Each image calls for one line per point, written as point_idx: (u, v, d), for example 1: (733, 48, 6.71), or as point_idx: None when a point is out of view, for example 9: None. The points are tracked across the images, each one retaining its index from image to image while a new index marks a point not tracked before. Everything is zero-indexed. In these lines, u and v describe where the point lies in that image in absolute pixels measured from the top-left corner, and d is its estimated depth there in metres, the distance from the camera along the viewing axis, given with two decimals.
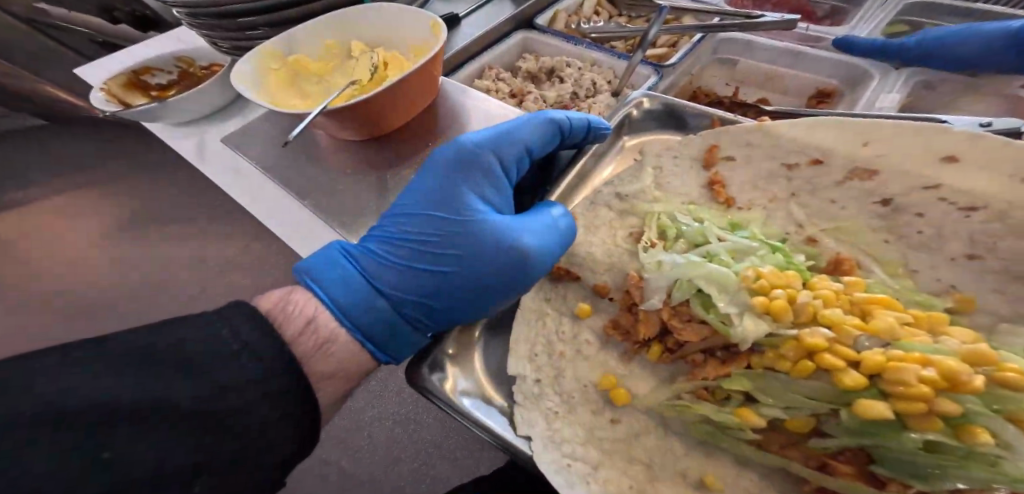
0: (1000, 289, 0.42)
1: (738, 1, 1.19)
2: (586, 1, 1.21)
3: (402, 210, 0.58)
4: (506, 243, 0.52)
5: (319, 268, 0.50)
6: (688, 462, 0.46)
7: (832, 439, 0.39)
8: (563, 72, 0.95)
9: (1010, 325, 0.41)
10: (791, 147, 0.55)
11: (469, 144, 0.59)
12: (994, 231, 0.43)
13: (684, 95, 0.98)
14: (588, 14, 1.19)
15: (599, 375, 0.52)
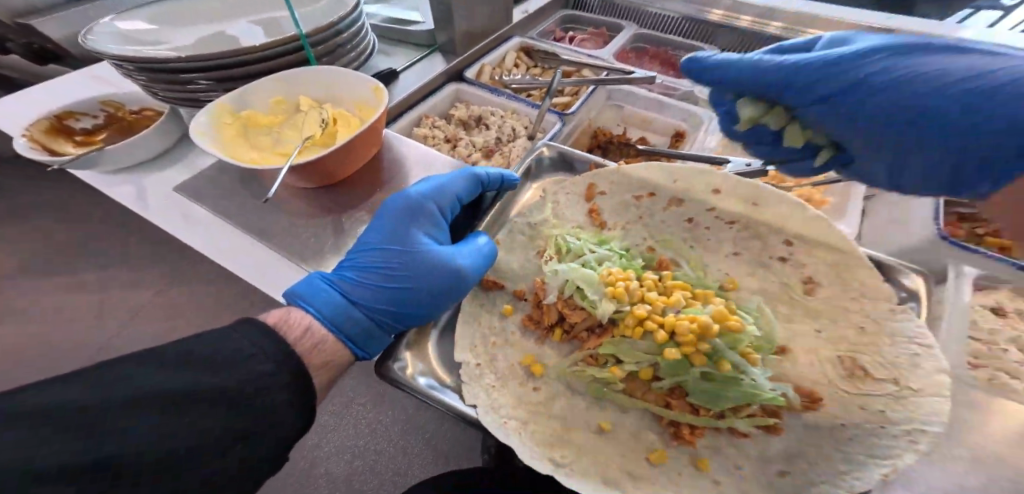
0: (749, 272, 0.76)
1: (625, 55, 1.54)
2: (507, 55, 1.44)
3: (365, 244, 0.73)
4: (449, 267, 0.70)
5: (303, 292, 0.64)
6: (591, 414, 0.65)
7: (664, 380, 0.65)
8: (488, 120, 1.16)
9: (748, 294, 0.74)
10: (638, 184, 0.87)
11: (416, 193, 0.77)
12: (739, 236, 0.79)
13: (586, 134, 1.24)
14: (509, 66, 1.43)
15: (522, 357, 0.72)
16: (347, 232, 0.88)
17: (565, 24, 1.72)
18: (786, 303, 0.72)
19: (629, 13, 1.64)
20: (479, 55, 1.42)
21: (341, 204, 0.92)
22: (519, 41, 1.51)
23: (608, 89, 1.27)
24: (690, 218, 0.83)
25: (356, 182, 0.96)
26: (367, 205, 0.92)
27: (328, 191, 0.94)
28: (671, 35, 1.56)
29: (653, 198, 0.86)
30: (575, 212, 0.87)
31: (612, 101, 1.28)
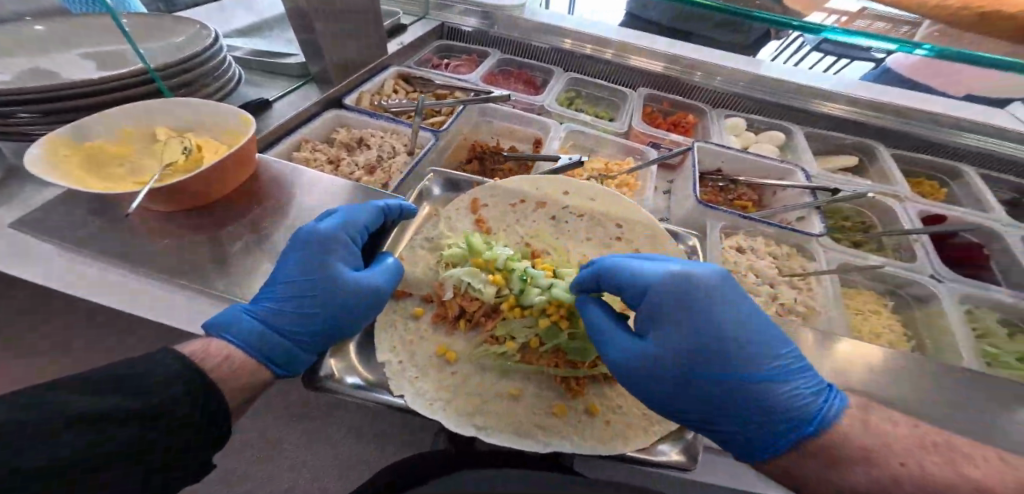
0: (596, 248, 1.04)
1: (493, 78, 1.77)
2: (385, 83, 1.57)
3: (279, 277, 0.80)
4: (363, 287, 0.82)
5: (224, 325, 0.72)
6: (500, 385, 0.84)
7: (546, 344, 0.85)
8: (369, 140, 1.28)
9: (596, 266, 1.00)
10: (517, 191, 1.11)
11: (325, 227, 0.85)
12: (586, 222, 1.08)
13: (463, 146, 1.44)
14: (388, 92, 1.56)
15: (436, 348, 0.89)
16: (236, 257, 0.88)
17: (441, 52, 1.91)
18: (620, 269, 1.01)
19: (493, 42, 1.89)
20: (356, 82, 1.52)
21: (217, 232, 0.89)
22: (396, 69, 1.64)
23: (475, 106, 1.47)
24: (553, 215, 1.09)
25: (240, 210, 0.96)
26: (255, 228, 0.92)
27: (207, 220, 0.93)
28: (528, 60, 1.85)
29: (524, 203, 1.10)
30: (464, 224, 1.05)
31: (482, 117, 1.50)
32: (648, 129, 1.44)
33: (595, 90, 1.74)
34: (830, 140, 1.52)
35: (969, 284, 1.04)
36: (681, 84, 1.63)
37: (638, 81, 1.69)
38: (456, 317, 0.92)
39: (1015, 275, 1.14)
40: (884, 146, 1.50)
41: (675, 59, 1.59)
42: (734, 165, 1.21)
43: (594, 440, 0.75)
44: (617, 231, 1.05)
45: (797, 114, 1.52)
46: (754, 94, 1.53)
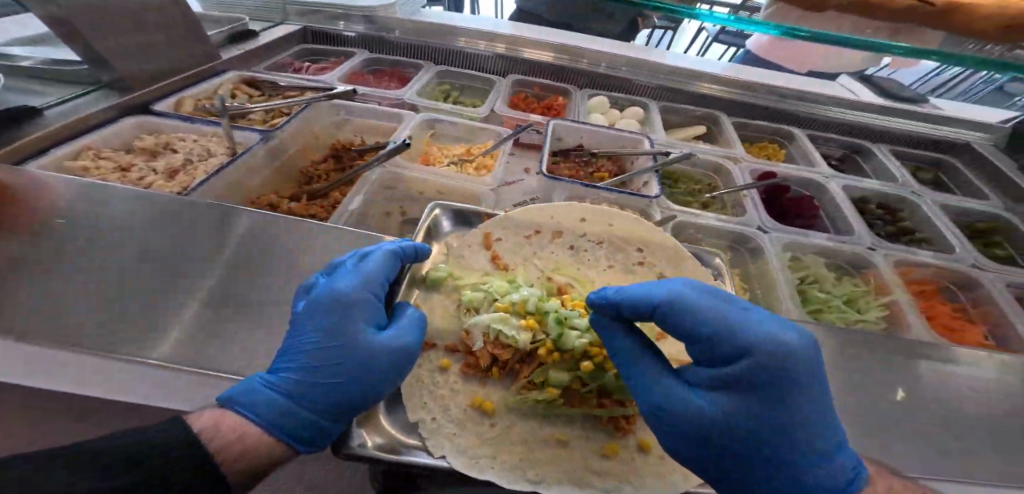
0: (638, 264, 0.82)
1: (354, 77, 1.60)
2: (222, 87, 1.32)
3: (299, 339, 0.58)
4: (389, 344, 0.58)
5: (243, 395, 0.51)
6: (550, 429, 0.62)
7: (590, 385, 0.64)
8: (176, 145, 1.05)
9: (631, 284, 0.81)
10: (522, 222, 0.85)
11: (337, 286, 0.61)
12: (605, 247, 0.86)
13: (308, 147, 1.26)
14: (223, 97, 1.30)
15: (470, 397, 0.65)
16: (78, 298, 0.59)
17: (305, 56, 1.70)
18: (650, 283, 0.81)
19: (357, 42, 1.72)
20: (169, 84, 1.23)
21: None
22: (233, 72, 1.38)
23: (330, 105, 1.30)
24: (571, 245, 0.85)
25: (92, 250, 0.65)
26: (118, 259, 0.64)
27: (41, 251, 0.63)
28: (394, 56, 1.72)
29: (539, 235, 0.85)
30: (478, 261, 0.79)
31: (333, 116, 1.31)
32: (511, 114, 1.40)
33: (467, 81, 1.67)
34: (685, 113, 1.66)
35: (789, 230, 1.16)
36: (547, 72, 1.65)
37: (511, 69, 1.68)
38: (489, 366, 0.66)
39: (839, 220, 1.29)
40: (737, 118, 1.68)
41: (564, 49, 1.62)
42: (591, 138, 1.30)
43: (655, 485, 0.57)
44: (639, 256, 0.83)
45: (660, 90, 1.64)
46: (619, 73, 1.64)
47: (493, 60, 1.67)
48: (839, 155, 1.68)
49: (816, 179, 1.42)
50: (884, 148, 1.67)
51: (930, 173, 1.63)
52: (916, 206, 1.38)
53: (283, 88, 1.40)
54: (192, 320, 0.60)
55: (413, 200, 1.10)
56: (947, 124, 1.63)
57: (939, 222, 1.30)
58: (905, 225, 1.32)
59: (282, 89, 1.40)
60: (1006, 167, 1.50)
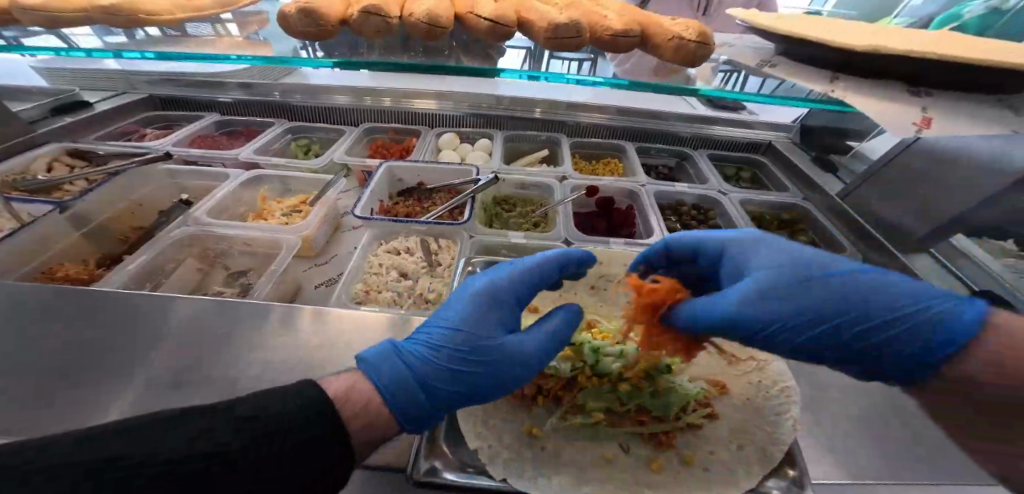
0: None
1: (200, 142, 1.86)
2: (40, 160, 1.52)
3: (442, 322, 0.74)
4: (518, 349, 0.72)
5: (379, 360, 0.64)
6: (593, 448, 0.70)
7: (628, 404, 0.75)
8: None
9: None
10: None
11: (491, 286, 0.80)
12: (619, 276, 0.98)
13: (127, 213, 1.41)
14: (41, 169, 1.50)
15: (520, 426, 0.74)
16: (147, 393, 0.81)
17: (154, 122, 2.00)
18: None
19: (241, 106, 2.03)
20: None
21: (79, 369, 0.84)
22: (57, 145, 1.61)
23: (161, 170, 1.56)
24: (591, 287, 0.97)
25: (68, 374, 0.83)
26: (165, 341, 0.90)
27: (102, 362, 0.85)
28: (242, 117, 2.05)
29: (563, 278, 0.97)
30: None
31: (172, 178, 1.59)
32: (347, 158, 1.72)
33: (321, 133, 2.03)
34: (533, 138, 2.03)
35: (592, 241, 1.32)
36: (410, 116, 2.04)
37: (361, 118, 2.04)
38: (537, 395, 0.78)
39: (644, 222, 1.52)
40: (582, 137, 2.05)
41: (451, 97, 2.00)
42: (428, 176, 1.63)
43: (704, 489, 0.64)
44: None
45: (497, 123, 2.03)
46: (481, 113, 2.00)
47: (349, 110, 2.02)
48: (672, 164, 2.04)
49: (630, 188, 1.65)
50: (708, 152, 2.02)
51: (749, 173, 1.97)
52: (721, 205, 1.66)
53: (102, 157, 1.64)
54: (246, 380, 0.85)
55: (225, 251, 1.28)
56: (757, 127, 1.96)
57: (738, 221, 1.55)
58: (712, 224, 1.56)
59: (104, 158, 1.64)
60: (800, 162, 1.81)
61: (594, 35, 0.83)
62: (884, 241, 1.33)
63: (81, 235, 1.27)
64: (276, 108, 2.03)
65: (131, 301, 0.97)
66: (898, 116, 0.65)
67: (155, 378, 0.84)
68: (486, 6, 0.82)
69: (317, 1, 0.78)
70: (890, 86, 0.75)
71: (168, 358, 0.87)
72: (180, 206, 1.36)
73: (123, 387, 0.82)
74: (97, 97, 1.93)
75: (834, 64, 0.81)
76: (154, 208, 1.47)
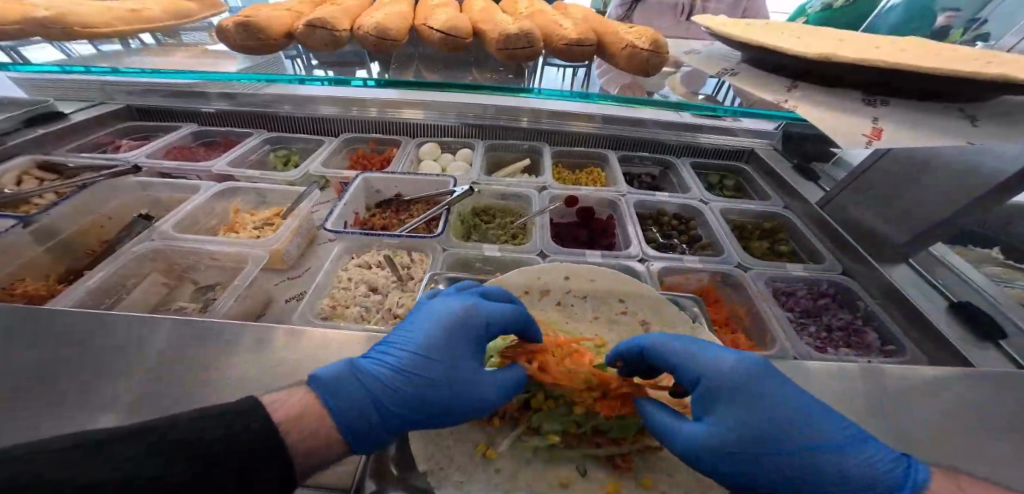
0: (615, 315, 0.94)
1: (177, 153, 1.83)
2: (8, 173, 1.50)
3: (407, 342, 0.75)
4: (475, 389, 0.72)
5: (334, 382, 0.66)
6: (549, 472, 0.70)
7: (584, 425, 0.74)
8: None
9: (612, 335, 0.91)
10: (513, 285, 0.97)
11: (465, 312, 0.79)
12: (585, 291, 0.98)
13: (95, 226, 1.38)
14: (9, 182, 1.47)
15: (475, 447, 0.73)
16: (94, 416, 0.78)
17: (129, 133, 1.97)
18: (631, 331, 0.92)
19: (220, 116, 2.01)
20: None
21: (26, 391, 0.80)
22: (28, 157, 1.58)
23: (132, 182, 1.53)
24: (558, 302, 0.97)
25: (9, 398, 0.79)
26: (118, 359, 0.87)
27: (47, 384, 0.81)
28: (223, 127, 2.03)
29: (529, 294, 0.97)
30: None
31: (145, 190, 1.56)
32: (325, 170, 1.70)
33: (301, 143, 2.01)
34: (516, 147, 2.02)
35: (567, 252, 1.30)
36: (391, 126, 2.02)
37: (342, 128, 2.02)
38: (493, 415, 0.77)
39: (623, 232, 1.50)
40: (564, 145, 2.04)
41: (432, 107, 1.99)
42: (406, 187, 1.62)
43: None
44: (621, 306, 0.95)
45: (479, 132, 2.02)
46: (463, 121, 1.99)
47: (330, 120, 2.00)
48: (656, 172, 2.03)
49: (611, 197, 1.64)
50: (691, 160, 2.01)
51: (733, 181, 1.96)
52: (702, 215, 1.64)
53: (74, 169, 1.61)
54: (200, 400, 0.82)
55: (192, 265, 1.25)
56: (740, 135, 1.96)
57: (717, 231, 1.54)
58: (693, 234, 1.54)
59: (74, 171, 1.60)
60: (781, 170, 1.81)
61: (549, 43, 0.84)
62: (862, 250, 1.32)
63: (44, 249, 1.24)
64: (254, 118, 2.01)
65: (85, 319, 0.93)
66: (850, 125, 0.64)
67: (103, 400, 0.80)
68: (441, 18, 0.81)
69: (259, 17, 0.77)
70: (849, 94, 0.74)
71: (119, 378, 0.83)
72: (142, 221, 1.33)
73: (69, 409, 0.78)
74: (72, 108, 1.90)
75: (795, 73, 0.80)
76: (124, 220, 1.44)
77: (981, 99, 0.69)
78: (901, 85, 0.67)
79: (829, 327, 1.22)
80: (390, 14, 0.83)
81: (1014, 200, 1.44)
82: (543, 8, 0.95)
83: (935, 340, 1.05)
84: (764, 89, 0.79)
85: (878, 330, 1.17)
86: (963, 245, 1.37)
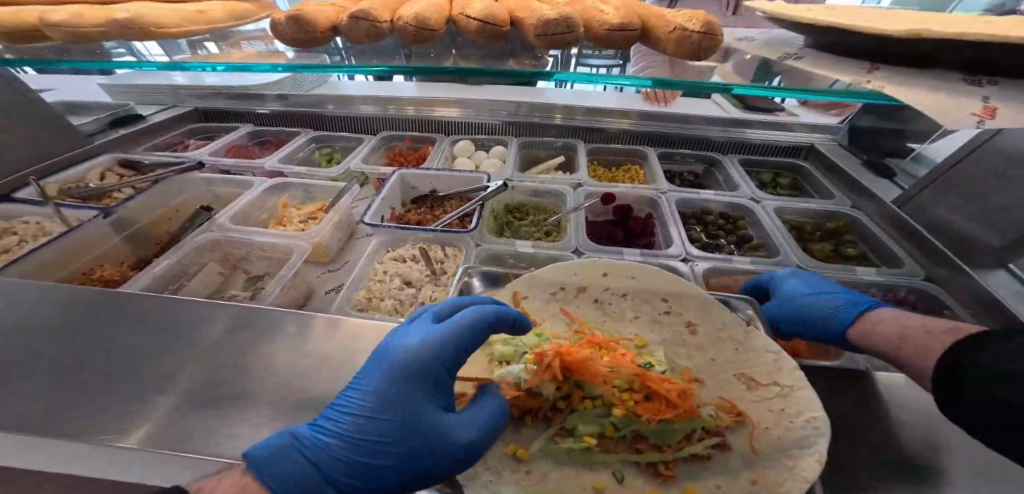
0: (657, 315, 0.89)
1: (233, 151, 1.96)
2: (94, 171, 1.66)
3: (354, 400, 0.68)
4: (438, 440, 0.65)
5: (270, 458, 0.58)
6: (583, 477, 0.67)
7: (623, 429, 0.69)
8: (20, 227, 1.34)
9: (653, 336, 0.86)
10: (548, 281, 0.94)
11: (415, 358, 0.69)
12: (623, 289, 0.94)
13: (164, 217, 1.50)
14: (93, 178, 1.64)
15: (507, 446, 0.71)
16: (156, 395, 0.83)
17: (194, 134, 2.14)
18: (674, 333, 0.86)
19: (271, 117, 2.13)
20: (48, 173, 1.58)
21: (101, 368, 0.87)
22: (110, 156, 1.75)
23: (196, 178, 1.65)
24: (595, 299, 0.93)
25: (88, 375, 0.86)
26: (178, 342, 0.93)
27: (119, 361, 0.88)
28: (274, 127, 2.15)
29: (564, 290, 0.94)
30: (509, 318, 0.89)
31: (206, 186, 1.68)
32: (365, 167, 1.76)
33: (343, 142, 2.09)
34: (551, 144, 1.98)
35: (604, 250, 1.25)
36: (428, 123, 2.05)
37: (382, 127, 2.08)
38: (525, 413, 0.75)
39: (665, 231, 1.43)
40: (602, 141, 1.98)
41: (467, 104, 1.99)
42: (441, 183, 1.63)
43: None
44: (665, 305, 0.91)
45: (514, 129, 2.00)
46: (498, 118, 1.98)
47: (371, 118, 2.06)
48: (701, 169, 1.92)
49: (652, 195, 1.57)
50: (740, 157, 1.88)
51: (788, 178, 1.81)
52: (753, 214, 1.53)
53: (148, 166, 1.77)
54: (247, 384, 0.85)
55: (244, 256, 1.33)
56: (797, 129, 1.80)
57: (771, 231, 1.42)
58: (742, 234, 1.44)
59: (149, 168, 1.76)
60: (846, 166, 1.64)
61: (588, 29, 0.80)
62: (949, 254, 1.16)
63: (120, 239, 1.36)
64: (302, 118, 2.11)
65: (151, 304, 1.01)
66: (952, 108, 0.55)
67: (163, 379, 0.86)
68: (478, 6, 0.80)
69: (307, 11, 0.80)
70: (944, 75, 0.64)
71: (178, 360, 0.89)
72: (203, 213, 1.43)
73: (138, 387, 0.84)
74: (148, 111, 2.10)
75: (873, 53, 0.71)
76: (187, 213, 1.56)
77: None
78: (1011, 61, 0.57)
79: None
80: (429, 4, 0.83)
81: None
82: None
83: None
84: (838, 72, 0.71)
85: None
86: None
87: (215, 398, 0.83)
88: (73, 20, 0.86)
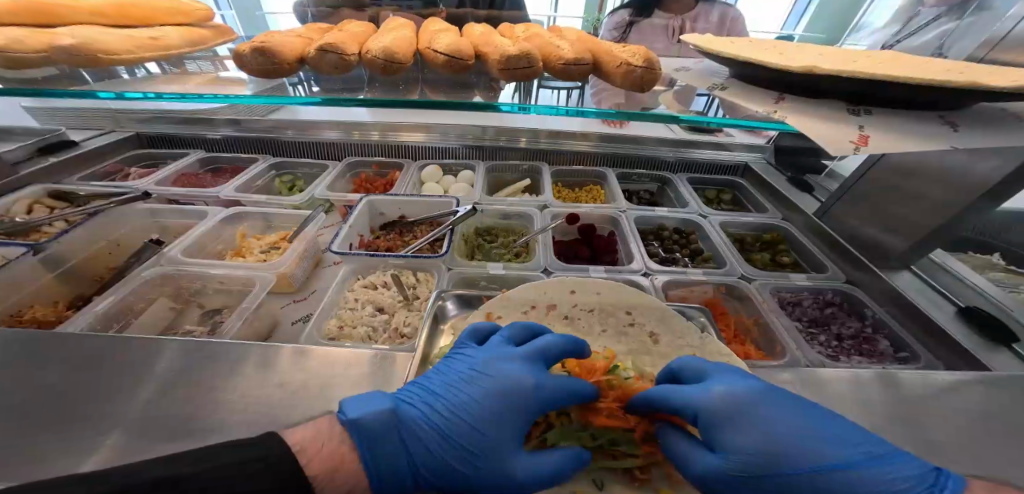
0: (621, 327, 0.95)
1: (184, 180, 1.87)
2: (19, 202, 1.52)
3: (453, 399, 0.73)
4: (510, 474, 0.67)
5: (367, 427, 0.64)
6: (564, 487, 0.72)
7: (599, 438, 0.75)
8: None
9: (619, 347, 0.92)
10: (519, 301, 0.99)
11: (530, 386, 0.73)
12: (589, 305, 1.00)
13: (105, 251, 1.39)
14: (19, 211, 1.49)
15: None
16: (106, 442, 0.76)
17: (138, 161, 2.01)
18: (639, 343, 0.93)
19: (226, 142, 2.06)
20: None
21: (37, 417, 0.79)
22: (39, 186, 1.61)
23: (142, 208, 1.55)
24: (565, 315, 0.98)
25: (18, 425, 0.77)
26: (130, 380, 0.86)
27: (62, 407, 0.81)
28: (229, 154, 2.07)
29: (536, 309, 0.99)
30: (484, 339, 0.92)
31: (152, 217, 1.58)
32: (329, 194, 1.74)
33: (305, 168, 2.06)
34: (516, 168, 2.06)
35: (571, 269, 1.31)
36: (394, 149, 2.07)
37: (346, 152, 2.07)
38: None
39: (626, 248, 1.53)
40: (564, 165, 2.08)
41: (432, 128, 2.03)
42: (409, 208, 1.64)
43: None
44: (629, 317, 0.97)
45: (479, 154, 2.07)
46: (462, 143, 2.04)
47: (334, 144, 2.04)
48: (654, 188, 2.07)
49: (613, 214, 1.67)
50: (688, 176, 2.05)
51: (730, 195, 2.00)
52: (702, 228, 1.67)
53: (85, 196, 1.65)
54: (211, 422, 0.81)
55: (200, 289, 1.27)
56: (734, 151, 2.01)
57: (720, 243, 1.56)
58: (694, 247, 1.57)
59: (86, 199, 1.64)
60: (777, 183, 1.84)
61: (548, 63, 0.88)
62: (866, 259, 1.33)
63: (53, 276, 1.24)
64: (260, 144, 2.06)
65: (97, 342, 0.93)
66: (836, 136, 0.66)
67: (114, 423, 0.79)
68: (444, 42, 0.86)
69: (274, 43, 0.81)
70: (834, 105, 0.77)
71: (129, 401, 0.82)
72: (151, 245, 1.35)
73: (83, 434, 0.77)
74: (84, 136, 1.96)
75: (781, 86, 0.83)
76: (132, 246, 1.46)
77: (962, 107, 0.73)
78: (882, 95, 0.70)
79: (839, 337, 1.23)
80: (397, 39, 0.87)
81: (1010, 206, 1.46)
82: (540, 31, 0.99)
83: (948, 346, 1.05)
84: (751, 102, 0.82)
85: (888, 337, 1.18)
86: (963, 252, 1.39)
87: (176, 440, 0.77)
88: (9, 45, 0.81)
